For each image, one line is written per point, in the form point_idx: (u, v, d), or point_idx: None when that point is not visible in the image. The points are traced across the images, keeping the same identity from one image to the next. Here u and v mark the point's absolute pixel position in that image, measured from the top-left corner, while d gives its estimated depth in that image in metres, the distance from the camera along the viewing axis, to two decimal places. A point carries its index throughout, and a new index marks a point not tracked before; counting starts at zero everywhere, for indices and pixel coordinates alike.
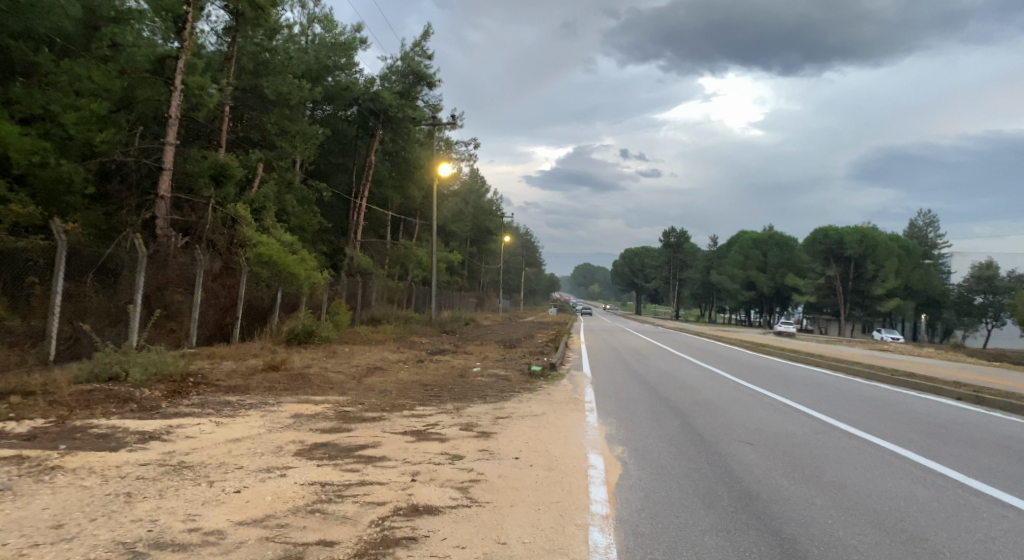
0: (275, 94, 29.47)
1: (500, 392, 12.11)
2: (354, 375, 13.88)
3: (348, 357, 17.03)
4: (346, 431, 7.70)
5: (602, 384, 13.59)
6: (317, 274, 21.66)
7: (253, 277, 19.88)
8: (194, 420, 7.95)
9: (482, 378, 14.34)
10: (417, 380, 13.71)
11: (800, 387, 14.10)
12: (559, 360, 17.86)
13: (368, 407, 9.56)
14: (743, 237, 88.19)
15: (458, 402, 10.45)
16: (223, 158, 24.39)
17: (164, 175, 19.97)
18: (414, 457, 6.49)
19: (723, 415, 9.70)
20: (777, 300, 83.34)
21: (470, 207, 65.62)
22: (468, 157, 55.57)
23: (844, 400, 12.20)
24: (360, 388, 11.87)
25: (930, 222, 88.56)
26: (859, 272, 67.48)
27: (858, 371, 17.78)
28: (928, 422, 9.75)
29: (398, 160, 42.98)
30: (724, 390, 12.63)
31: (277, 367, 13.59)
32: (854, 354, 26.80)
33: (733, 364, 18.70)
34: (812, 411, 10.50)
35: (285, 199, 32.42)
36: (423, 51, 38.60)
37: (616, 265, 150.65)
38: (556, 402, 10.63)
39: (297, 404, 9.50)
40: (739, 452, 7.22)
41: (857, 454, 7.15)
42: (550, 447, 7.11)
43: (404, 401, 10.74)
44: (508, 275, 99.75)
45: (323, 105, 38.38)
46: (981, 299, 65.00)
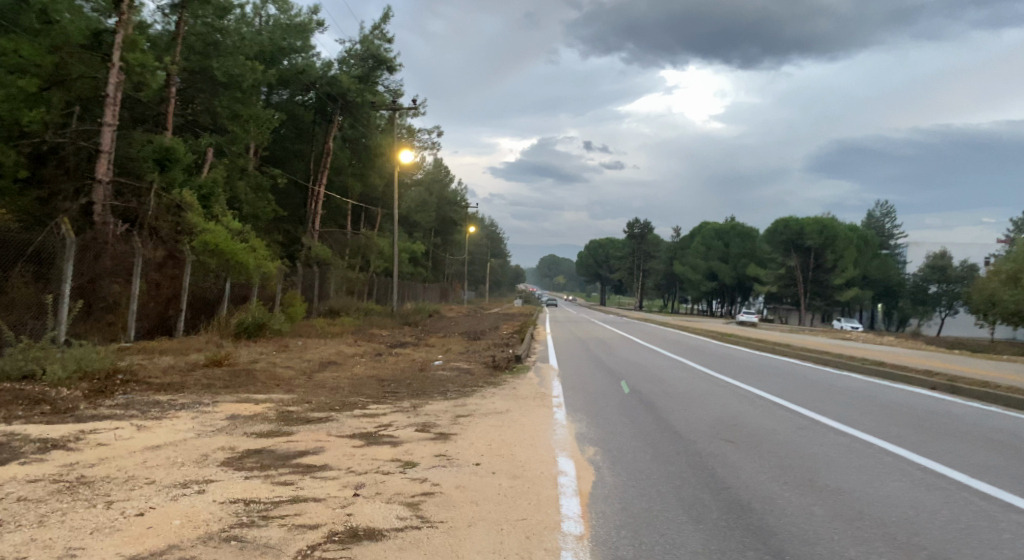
0: (226, 76, 28.34)
1: (461, 387, 11.33)
2: (306, 371, 12.98)
3: (300, 351, 16.07)
4: (286, 435, 6.86)
5: (570, 377, 12.93)
6: (269, 264, 20.55)
7: (199, 267, 18.72)
8: (112, 423, 7.01)
9: (443, 372, 13.57)
10: (373, 375, 12.87)
11: (772, 377, 13.68)
12: (524, 351, 17.15)
13: (315, 406, 8.70)
14: (706, 228, 88.77)
15: (416, 400, 9.65)
16: (169, 141, 23.07)
17: (102, 158, 18.69)
18: (359, 467, 5.70)
19: (698, 409, 9.13)
20: (739, 291, 84.06)
21: (433, 198, 64.48)
22: (430, 146, 54.47)
23: (820, 390, 11.78)
24: (309, 385, 10.99)
25: (886, 214, 90.22)
26: (819, 262, 68.32)
27: (828, 360, 17.49)
28: (910, 414, 9.33)
29: (358, 147, 41.77)
30: (695, 382, 12.10)
31: (220, 362, 12.60)
32: (820, 343, 26.69)
33: (702, 354, 18.28)
34: (790, 404, 9.98)
35: (237, 186, 31.07)
36: (383, 34, 37.40)
37: (582, 256, 150.71)
38: (521, 398, 9.93)
39: (236, 403, 8.59)
40: (722, 452, 6.61)
41: (848, 453, 6.60)
42: (515, 451, 6.39)
43: (357, 398, 9.90)
44: (473, 266, 98.89)
45: (279, 89, 37.19)
46: (935, 288, 66.14)
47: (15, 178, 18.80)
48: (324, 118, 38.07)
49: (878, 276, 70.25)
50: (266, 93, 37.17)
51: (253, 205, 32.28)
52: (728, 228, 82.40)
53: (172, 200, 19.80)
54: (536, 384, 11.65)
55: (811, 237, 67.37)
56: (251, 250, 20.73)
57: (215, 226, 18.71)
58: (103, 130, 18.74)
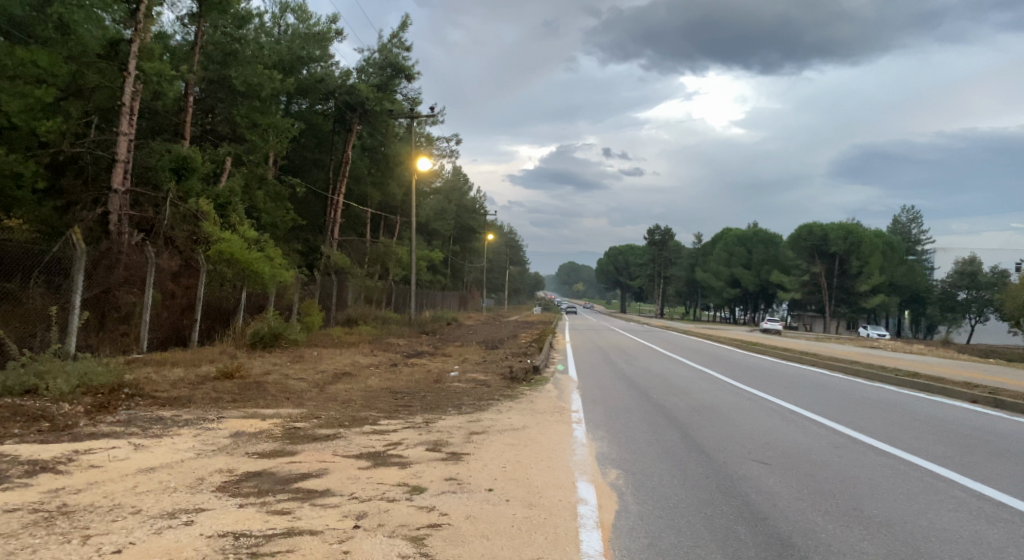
0: (245, 85, 28.36)
1: (477, 400, 10.92)
2: (319, 383, 12.64)
3: (315, 362, 15.78)
4: (290, 455, 6.48)
5: (590, 389, 12.49)
6: (285, 273, 20.32)
7: (215, 276, 18.53)
8: (110, 441, 6.69)
9: (459, 383, 13.15)
10: (387, 387, 12.51)
11: (801, 389, 13.14)
12: (543, 362, 16.73)
13: (323, 423, 8.34)
14: (727, 234, 87.70)
15: (429, 414, 9.26)
16: (186, 150, 23.03)
17: (118, 167, 18.62)
18: (364, 492, 5.31)
19: (726, 425, 8.65)
20: (762, 298, 82.85)
21: (452, 206, 64.31)
22: (449, 154, 54.35)
23: (853, 404, 11.21)
24: (320, 399, 10.65)
25: (913, 218, 88.44)
26: (844, 269, 67.04)
27: (857, 371, 16.87)
28: (952, 431, 8.76)
29: (377, 155, 41.70)
30: (721, 395, 11.61)
31: (231, 374, 12.31)
32: (847, 352, 25.89)
33: (726, 364, 17.72)
34: (823, 419, 9.45)
35: (256, 196, 31.03)
36: (401, 42, 37.34)
37: (601, 263, 149.89)
38: (539, 413, 9.51)
39: (241, 419, 8.24)
40: (755, 476, 6.13)
41: (893, 476, 6.10)
42: (532, 474, 5.97)
43: (367, 412, 9.53)
44: (492, 274, 98.77)
45: (298, 98, 37.26)
46: (965, 295, 64.60)
47: (34, 188, 18.81)
48: (343, 127, 38.04)
49: (905, 282, 68.77)
50: (284, 103, 37.27)
51: (271, 214, 32.23)
52: (750, 235, 81.24)
53: (188, 209, 19.74)
54: (554, 397, 11.23)
55: (836, 243, 66.19)
56: (268, 258, 20.54)
57: (231, 235, 18.50)
58: (119, 139, 18.69)
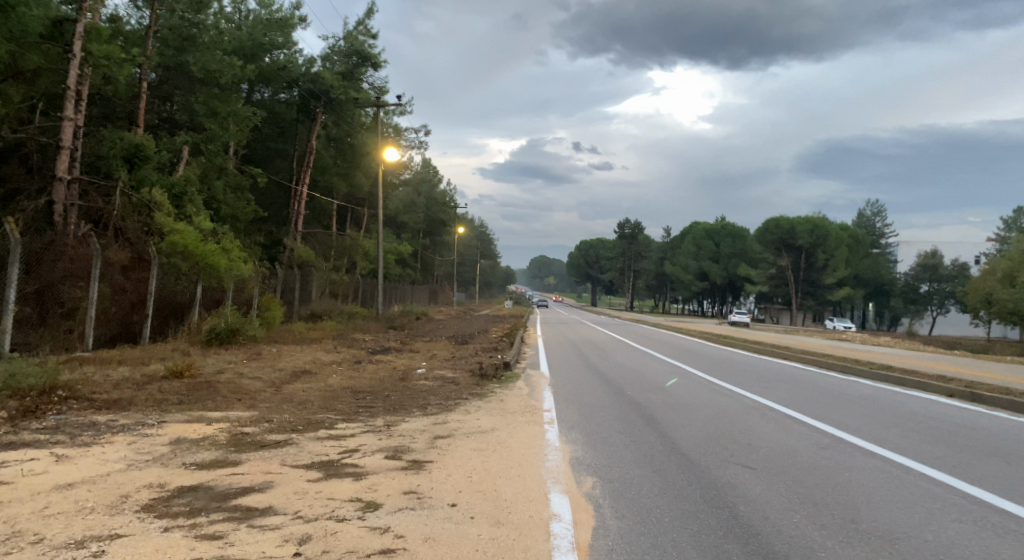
0: (202, 71, 27.29)
1: (443, 400, 10.36)
2: (276, 382, 11.92)
3: (273, 360, 15.02)
4: (231, 466, 5.82)
5: (562, 386, 12.03)
6: (243, 266, 19.47)
7: (168, 269, 17.61)
8: (30, 452, 5.98)
9: (425, 382, 12.55)
10: (348, 386, 11.86)
11: (776, 384, 12.88)
12: (512, 358, 16.20)
13: (274, 428, 7.70)
14: (696, 227, 88.21)
15: (391, 417, 8.66)
16: (139, 137, 21.99)
17: (63, 154, 17.61)
18: (311, 510, 4.71)
19: (706, 425, 8.23)
20: (730, 291, 83.53)
21: (420, 199, 63.52)
22: (417, 145, 53.47)
23: (831, 399, 10.92)
24: (275, 401, 9.96)
25: (877, 212, 89.87)
26: (810, 262, 67.89)
27: (830, 365, 16.70)
28: (936, 429, 8.47)
29: (343, 146, 40.71)
30: (699, 392, 11.24)
31: (181, 373, 11.55)
32: (818, 345, 25.86)
33: (699, 358, 17.41)
34: (804, 416, 9.12)
35: (215, 186, 29.93)
36: (367, 30, 36.41)
37: (571, 257, 149.93)
38: (508, 413, 8.97)
39: (183, 424, 7.54)
40: (742, 483, 5.69)
41: (888, 483, 5.71)
42: (501, 486, 5.42)
43: (324, 415, 8.89)
44: (461, 268, 98.10)
45: (260, 86, 36.12)
46: (926, 287, 66.64)
47: None
48: (307, 117, 37.00)
49: (870, 275, 69.81)
50: (246, 91, 36.13)
51: (232, 206, 31.19)
52: (719, 229, 81.79)
53: (141, 199, 18.78)
54: (525, 395, 10.72)
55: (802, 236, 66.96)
56: (225, 251, 19.65)
57: (185, 226, 17.54)
58: (64, 124, 17.66)
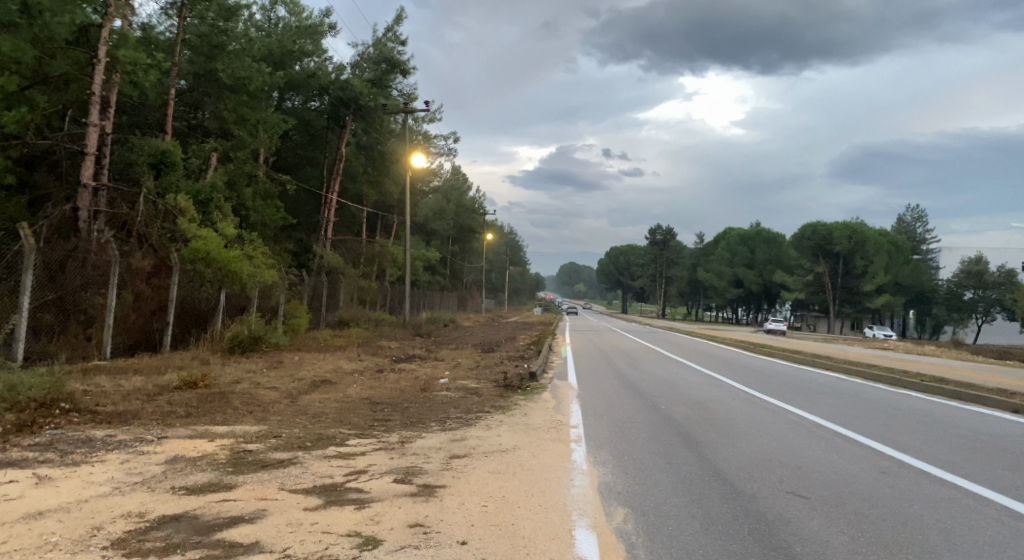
0: (231, 78, 27.29)
1: (465, 413, 9.77)
2: (292, 393, 11.44)
3: (294, 368, 14.60)
4: (223, 490, 5.30)
5: (590, 398, 11.38)
6: (266, 273, 19.17)
7: (191, 276, 17.34)
8: (13, 473, 5.54)
9: (447, 393, 11.98)
10: (367, 397, 11.35)
11: (821, 397, 12.06)
12: (540, 368, 15.55)
13: (281, 445, 7.19)
14: (730, 233, 86.58)
15: (407, 433, 8.08)
16: (166, 143, 21.90)
17: (88, 159, 17.50)
18: (301, 547, 4.16)
19: (747, 446, 7.52)
20: (765, 298, 81.72)
21: (449, 206, 63.28)
22: (447, 152, 53.22)
23: (883, 415, 10.09)
24: (288, 413, 9.48)
25: (917, 218, 87.21)
26: (848, 269, 66.02)
27: (877, 376, 15.73)
28: (1007, 451, 7.64)
29: (372, 153, 40.56)
30: (738, 406, 10.48)
31: (196, 383, 11.15)
32: (861, 354, 24.77)
33: (736, 368, 16.56)
34: (856, 435, 8.33)
35: (244, 193, 29.83)
36: (396, 37, 36.27)
37: (602, 263, 148.58)
38: (532, 429, 8.33)
39: (182, 440, 7.05)
40: (797, 518, 4.99)
41: (967, 519, 4.97)
42: (519, 519, 4.80)
43: (337, 429, 8.36)
44: (491, 274, 97.71)
45: (290, 94, 36.13)
46: (970, 294, 63.54)
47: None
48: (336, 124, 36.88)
49: (911, 283, 67.53)
50: (276, 99, 36.07)
51: (261, 213, 31.05)
52: (754, 234, 80.01)
53: (164, 205, 18.60)
54: (551, 408, 10.08)
55: (839, 242, 65.08)
56: (249, 257, 19.39)
57: (208, 233, 17.27)
58: (89, 130, 17.55)
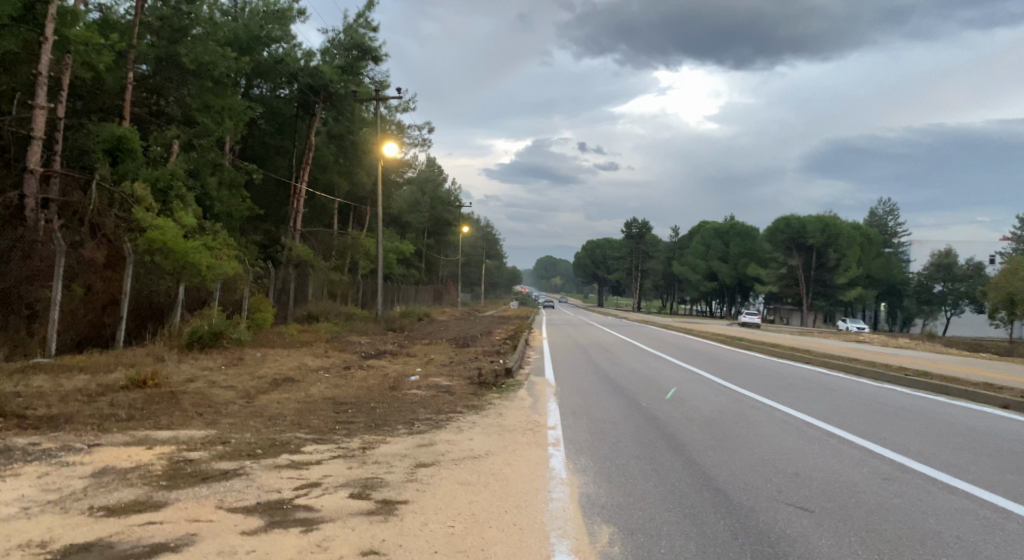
0: (194, 62, 26.17)
1: (435, 413, 9.12)
2: (250, 393, 10.66)
3: (255, 365, 13.79)
4: (150, 508, 4.60)
5: (568, 396, 10.79)
6: (227, 264, 18.24)
7: (146, 267, 16.40)
8: None
9: (417, 392, 11.29)
10: (331, 397, 10.65)
11: (808, 393, 11.62)
12: (515, 363, 14.92)
13: (228, 453, 6.48)
14: (705, 226, 86.74)
15: (370, 438, 7.42)
16: (122, 129, 20.84)
17: (35, 144, 16.46)
18: None
19: (738, 450, 6.99)
20: (739, 291, 81.96)
21: (423, 198, 62.28)
22: (421, 143, 52.25)
23: (873, 413, 9.65)
24: (243, 415, 8.74)
25: (889, 212, 88.11)
26: (821, 262, 66.36)
27: (859, 371, 15.39)
28: (1010, 452, 7.19)
29: (344, 142, 39.54)
30: (723, 404, 9.98)
31: (144, 383, 10.33)
32: (840, 347, 24.54)
33: (716, 363, 16.10)
34: (851, 436, 7.85)
35: (209, 182, 28.72)
36: (367, 23, 35.30)
37: (578, 257, 148.39)
38: (507, 432, 7.70)
39: (115, 449, 6.28)
40: (804, 537, 4.43)
41: (993, 537, 4.46)
42: (490, 544, 4.17)
43: (294, 435, 7.65)
44: (467, 268, 96.91)
45: (258, 81, 34.99)
46: (940, 287, 64.16)
47: None
48: (306, 112, 35.79)
49: (882, 275, 68.10)
50: (244, 86, 34.93)
51: (226, 203, 29.91)
52: (728, 228, 80.05)
53: (120, 193, 17.63)
54: (527, 407, 9.47)
55: (813, 235, 65.44)
56: (210, 248, 18.48)
57: (164, 222, 16.34)
58: (36, 112, 16.49)
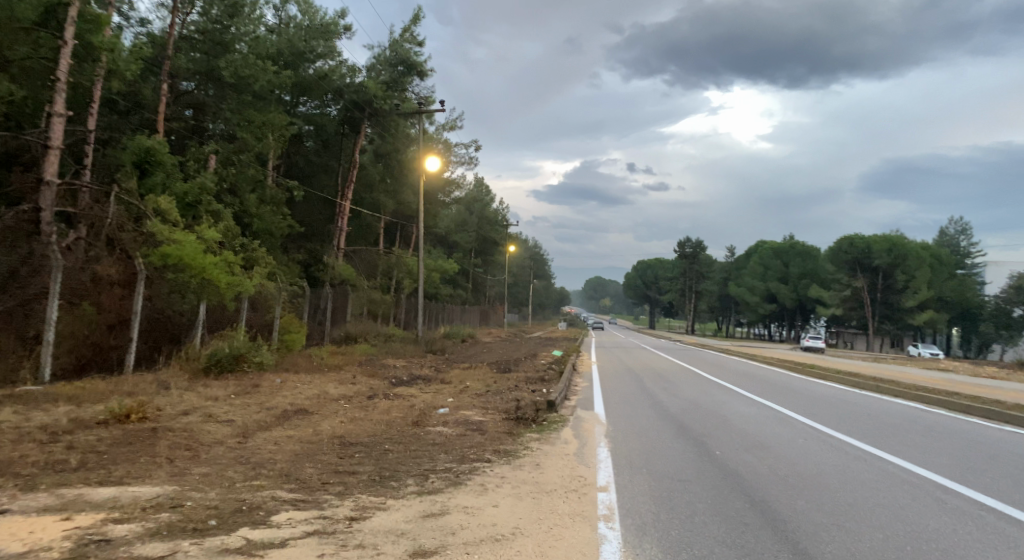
0: (234, 76, 25.24)
1: (457, 462, 7.38)
2: (247, 429, 9.09)
3: (268, 394, 12.32)
4: None
5: (619, 438, 8.98)
6: (248, 282, 16.93)
7: (164, 286, 15.21)
8: None
9: (443, 430, 9.56)
10: (341, 436, 9.02)
11: (917, 438, 9.59)
12: (560, 394, 13.06)
13: (167, 527, 4.82)
14: (762, 246, 83.21)
15: (365, 503, 5.69)
16: (151, 141, 19.96)
17: (52, 153, 15.52)
18: None
19: (863, 535, 5.11)
20: (799, 313, 77.94)
21: (469, 218, 61.16)
22: (468, 161, 51.20)
23: (1015, 470, 7.58)
24: (224, 462, 7.15)
25: (961, 231, 82.89)
26: (887, 284, 62.49)
27: (965, 407, 13.11)
28: None
29: (389, 160, 38.61)
30: (816, 454, 8.06)
31: (127, 417, 8.87)
32: (928, 378, 21.96)
33: (792, 396, 13.98)
34: (1007, 509, 5.89)
35: (248, 199, 27.78)
36: (413, 38, 34.36)
37: (629, 278, 145.40)
38: (543, 496, 5.94)
39: (19, 520, 4.72)
40: None
41: None
42: None
43: (272, 494, 5.98)
44: (514, 289, 95.27)
45: (303, 98, 34.12)
46: (1020, 311, 58.55)
47: None
48: (351, 129, 34.85)
49: (955, 298, 63.51)
50: (288, 104, 33.79)
51: (266, 220, 28.71)
52: (787, 247, 76.20)
53: (141, 207, 16.59)
54: (572, 456, 7.67)
55: (879, 256, 61.52)
56: (234, 265, 17.26)
57: (183, 236, 15.14)
58: (53, 122, 15.57)
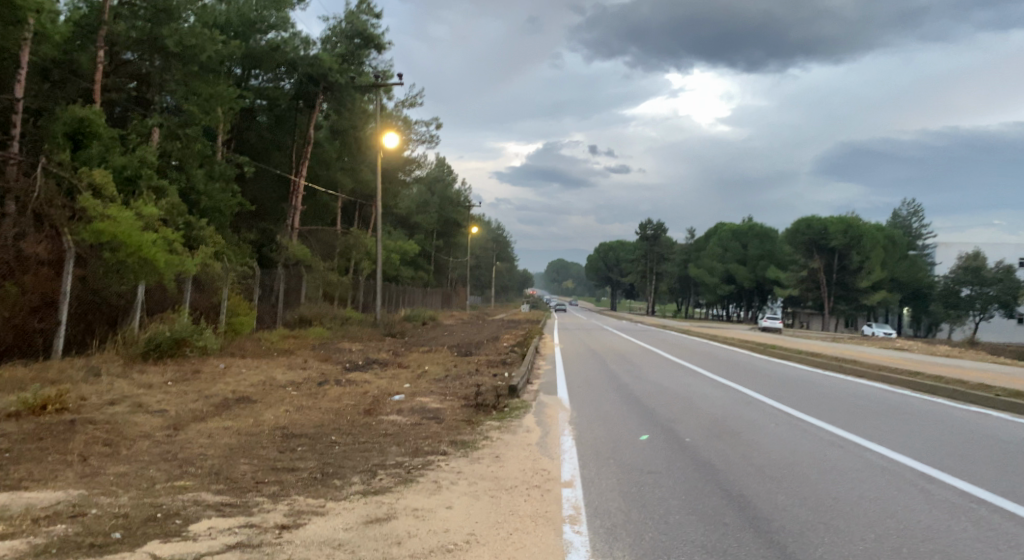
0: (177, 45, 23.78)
1: (409, 456, 6.74)
2: (181, 420, 8.32)
3: (210, 381, 11.50)
4: None
5: (585, 426, 8.45)
6: (190, 261, 15.92)
7: (97, 265, 14.15)
8: None
9: (396, 418, 8.92)
10: (284, 427, 8.30)
11: (888, 420, 9.30)
12: (522, 377, 12.52)
13: (58, 545, 4.08)
14: (722, 228, 83.82)
15: (300, 508, 5.01)
16: (84, 111, 18.62)
17: None
18: None
19: (853, 538, 4.64)
20: (758, 294, 78.86)
21: (431, 198, 60.07)
22: (428, 140, 50.05)
23: (996, 455, 7.26)
24: (146, 459, 6.38)
25: (914, 213, 84.67)
26: (843, 265, 63.54)
27: (931, 387, 12.95)
28: None
29: (345, 137, 37.36)
30: (791, 440, 7.63)
31: (43, 408, 8.02)
32: (889, 358, 22.00)
33: (759, 378, 13.67)
34: (999, 502, 5.50)
35: (195, 175, 26.43)
36: (370, 9, 32.98)
37: (591, 260, 145.86)
38: (503, 495, 5.35)
39: None
40: None
41: None
42: None
43: (194, 497, 5.26)
44: (477, 271, 94.50)
45: (255, 70, 32.62)
46: (968, 291, 59.87)
47: None
48: (306, 104, 33.47)
49: (907, 279, 64.79)
50: (239, 76, 32.40)
51: (214, 198, 27.48)
52: (746, 230, 77.00)
53: (72, 180, 15.38)
54: (535, 446, 7.11)
55: (835, 237, 62.38)
56: (176, 243, 16.23)
57: (118, 211, 14.10)
58: None
